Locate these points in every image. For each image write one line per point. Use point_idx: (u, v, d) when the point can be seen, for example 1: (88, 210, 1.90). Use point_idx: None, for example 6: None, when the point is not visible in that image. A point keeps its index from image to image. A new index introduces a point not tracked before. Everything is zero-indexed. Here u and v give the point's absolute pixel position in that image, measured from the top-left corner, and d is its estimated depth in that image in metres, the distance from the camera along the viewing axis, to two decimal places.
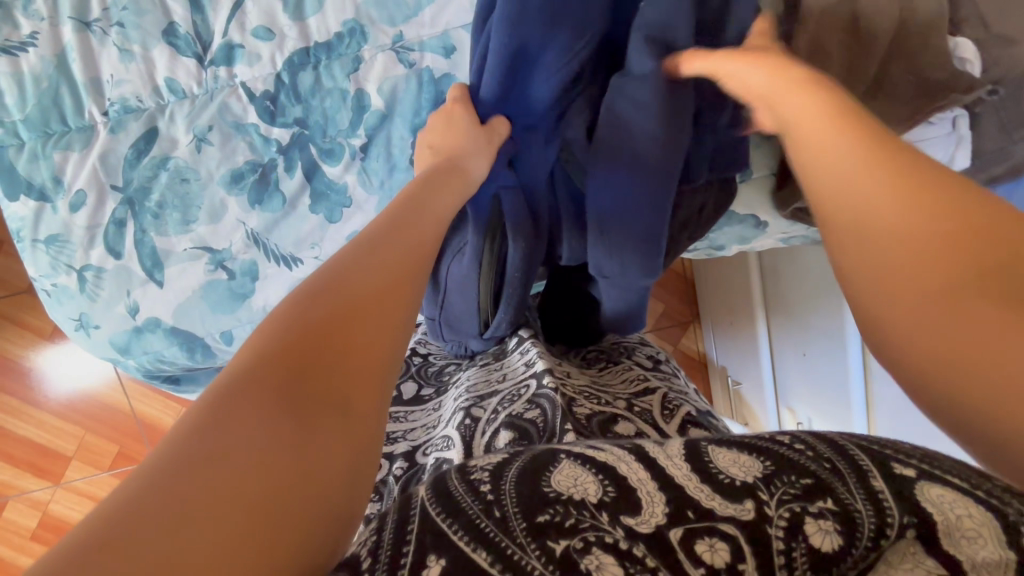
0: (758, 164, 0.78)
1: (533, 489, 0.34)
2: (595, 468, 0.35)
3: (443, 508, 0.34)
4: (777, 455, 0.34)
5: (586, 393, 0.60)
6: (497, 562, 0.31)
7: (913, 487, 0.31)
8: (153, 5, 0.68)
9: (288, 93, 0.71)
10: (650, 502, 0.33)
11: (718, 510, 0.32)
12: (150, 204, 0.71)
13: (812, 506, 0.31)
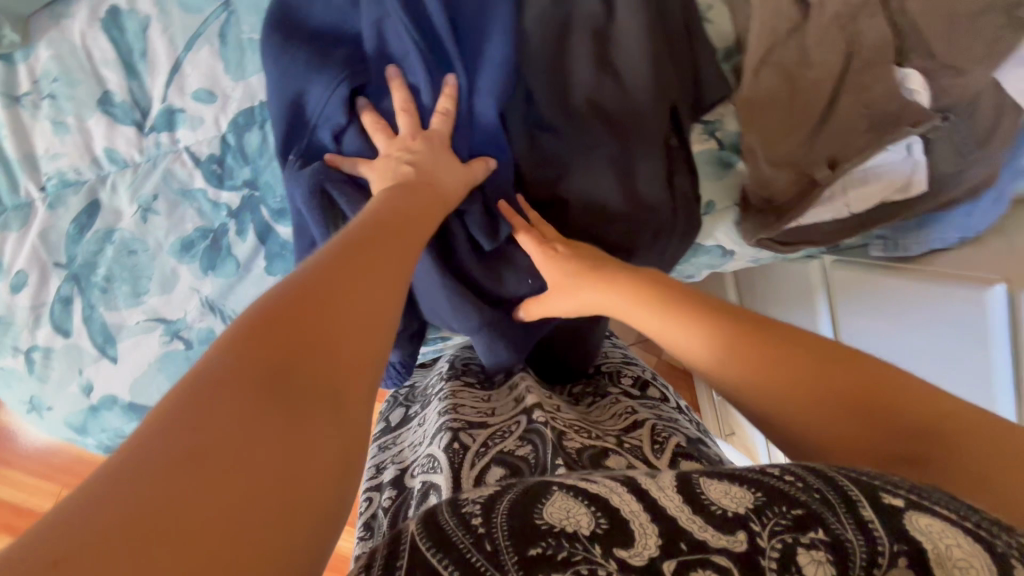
0: (719, 194, 0.77)
1: (524, 521, 0.33)
2: (586, 499, 0.35)
3: (433, 542, 0.33)
4: (769, 487, 0.34)
5: (576, 425, 0.58)
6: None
7: (902, 516, 0.32)
8: (86, 75, 0.66)
9: (234, 155, 0.69)
10: (643, 534, 0.33)
11: (709, 542, 0.32)
12: (96, 278, 0.68)
13: (803, 537, 0.32)
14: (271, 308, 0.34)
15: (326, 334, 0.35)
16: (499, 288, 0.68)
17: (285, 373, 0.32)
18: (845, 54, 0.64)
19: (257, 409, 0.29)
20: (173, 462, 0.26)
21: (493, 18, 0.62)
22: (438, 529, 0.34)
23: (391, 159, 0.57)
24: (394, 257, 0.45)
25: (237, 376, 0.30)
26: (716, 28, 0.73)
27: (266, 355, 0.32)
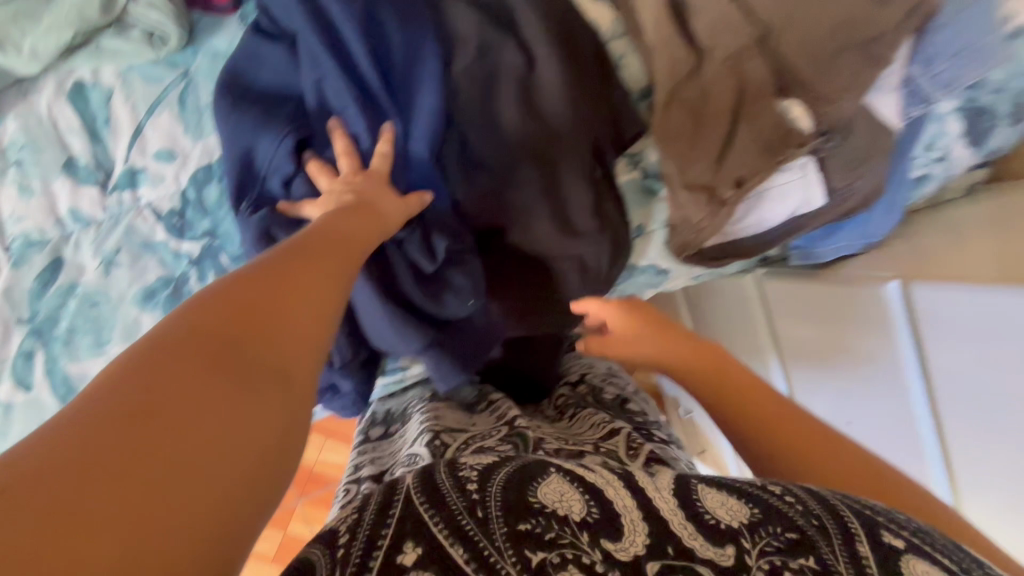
0: (646, 218, 0.86)
1: (518, 497, 0.42)
2: (581, 488, 0.43)
3: (426, 497, 0.41)
4: (765, 505, 0.42)
5: (557, 436, 0.64)
6: (472, 558, 0.39)
7: (900, 561, 0.39)
8: (52, 142, 0.71)
9: (194, 208, 0.74)
10: (632, 531, 0.41)
11: (698, 552, 0.40)
12: (59, 331, 0.71)
13: (793, 560, 0.39)
14: (230, 286, 0.40)
15: (274, 312, 0.40)
16: (441, 311, 0.74)
17: (233, 340, 0.37)
18: (736, 90, 0.73)
19: (202, 367, 0.35)
20: (126, 408, 0.31)
21: (426, 72, 0.68)
22: (431, 486, 0.42)
23: (334, 194, 0.63)
24: (346, 259, 0.51)
25: (190, 340, 0.36)
26: (630, 72, 0.82)
27: (219, 323, 0.37)
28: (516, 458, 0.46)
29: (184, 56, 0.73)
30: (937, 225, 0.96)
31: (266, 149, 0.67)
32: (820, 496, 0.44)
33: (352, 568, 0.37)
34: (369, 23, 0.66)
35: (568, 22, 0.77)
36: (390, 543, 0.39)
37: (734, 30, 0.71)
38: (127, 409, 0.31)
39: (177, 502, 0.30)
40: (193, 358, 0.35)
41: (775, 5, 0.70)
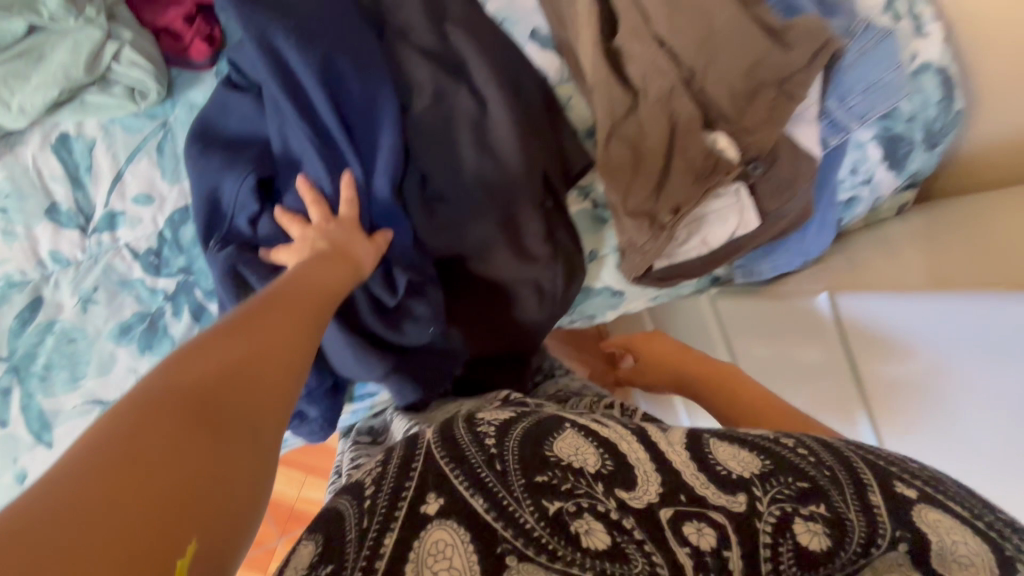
0: (598, 244, 0.92)
1: (534, 452, 0.51)
2: (595, 444, 0.52)
3: (447, 453, 0.51)
4: (777, 458, 0.50)
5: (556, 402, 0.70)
6: (493, 508, 0.47)
7: (912, 509, 0.46)
8: (36, 190, 0.76)
9: (170, 247, 0.78)
10: (646, 481, 0.49)
11: (712, 500, 0.47)
12: (36, 368, 0.74)
13: (807, 508, 0.46)
14: (211, 338, 0.44)
15: (250, 364, 0.44)
16: (402, 339, 0.78)
17: (213, 392, 0.41)
18: (669, 126, 0.80)
19: (185, 419, 0.38)
20: (122, 466, 0.34)
21: (383, 115, 0.75)
22: (453, 446, 0.51)
23: (309, 242, 0.67)
24: (316, 309, 0.56)
25: (177, 401, 0.39)
26: (576, 113, 0.90)
27: (200, 376, 0.41)
28: (530, 417, 0.56)
29: (163, 108, 0.79)
30: (869, 242, 1.04)
31: (232, 192, 0.72)
32: (836, 450, 0.51)
33: (379, 517, 0.46)
34: (327, 70, 0.71)
35: (517, 69, 0.84)
36: (412, 497, 0.47)
37: (664, 74, 0.79)
38: (119, 459, 0.34)
39: (169, 534, 0.34)
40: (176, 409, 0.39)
41: (697, 52, 0.78)
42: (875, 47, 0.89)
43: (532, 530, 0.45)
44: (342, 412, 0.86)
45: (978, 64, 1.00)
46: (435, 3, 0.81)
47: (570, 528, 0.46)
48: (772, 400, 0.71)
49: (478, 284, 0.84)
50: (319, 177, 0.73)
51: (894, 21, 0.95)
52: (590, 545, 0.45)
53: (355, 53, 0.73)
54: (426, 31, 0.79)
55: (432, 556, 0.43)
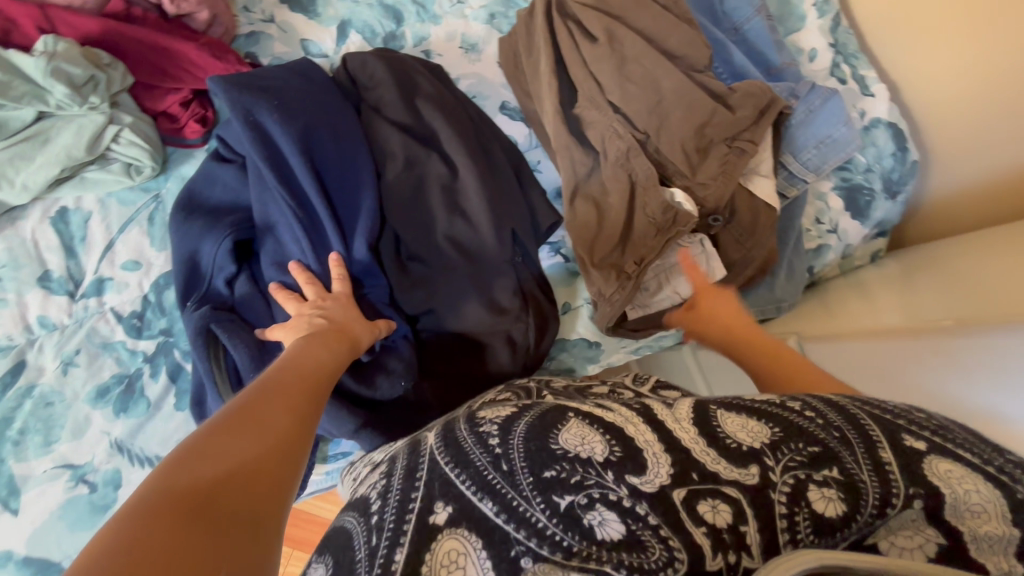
0: (570, 296, 0.94)
1: (542, 445, 0.42)
2: (601, 429, 0.44)
3: (450, 458, 0.44)
4: (783, 424, 0.43)
5: (564, 382, 0.66)
6: (502, 511, 0.40)
7: (923, 461, 0.40)
8: (31, 260, 0.81)
9: (153, 309, 0.81)
10: (656, 464, 0.41)
11: (723, 475, 0.40)
12: (11, 432, 0.75)
13: (817, 475, 0.39)
14: (203, 437, 0.42)
15: (250, 462, 0.42)
16: (375, 395, 0.79)
17: (216, 493, 0.38)
18: (629, 182, 0.84)
19: (190, 525, 0.35)
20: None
21: (362, 182, 0.80)
22: (456, 449, 0.44)
23: (304, 316, 0.69)
24: (311, 395, 0.54)
25: (171, 500, 0.36)
26: (547, 176, 0.97)
27: (199, 481, 0.38)
28: (535, 408, 0.47)
29: (156, 182, 0.86)
30: (847, 288, 1.05)
31: (210, 253, 0.76)
32: (839, 406, 0.44)
33: (388, 533, 0.39)
34: (305, 140, 0.76)
35: (483, 138, 0.91)
36: (422, 507, 0.41)
37: (621, 136, 0.85)
38: None
39: None
40: (179, 521, 0.35)
41: (649, 115, 0.84)
42: (822, 105, 0.93)
43: (546, 529, 0.39)
44: (314, 473, 0.84)
45: (925, 117, 1.05)
46: (407, 81, 0.88)
47: (585, 522, 0.39)
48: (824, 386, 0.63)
49: (448, 338, 0.85)
50: (303, 249, 0.76)
51: (840, 84, 1.04)
52: (605, 539, 0.38)
53: (334, 127, 0.80)
54: (398, 105, 0.86)
55: (445, 568, 0.38)
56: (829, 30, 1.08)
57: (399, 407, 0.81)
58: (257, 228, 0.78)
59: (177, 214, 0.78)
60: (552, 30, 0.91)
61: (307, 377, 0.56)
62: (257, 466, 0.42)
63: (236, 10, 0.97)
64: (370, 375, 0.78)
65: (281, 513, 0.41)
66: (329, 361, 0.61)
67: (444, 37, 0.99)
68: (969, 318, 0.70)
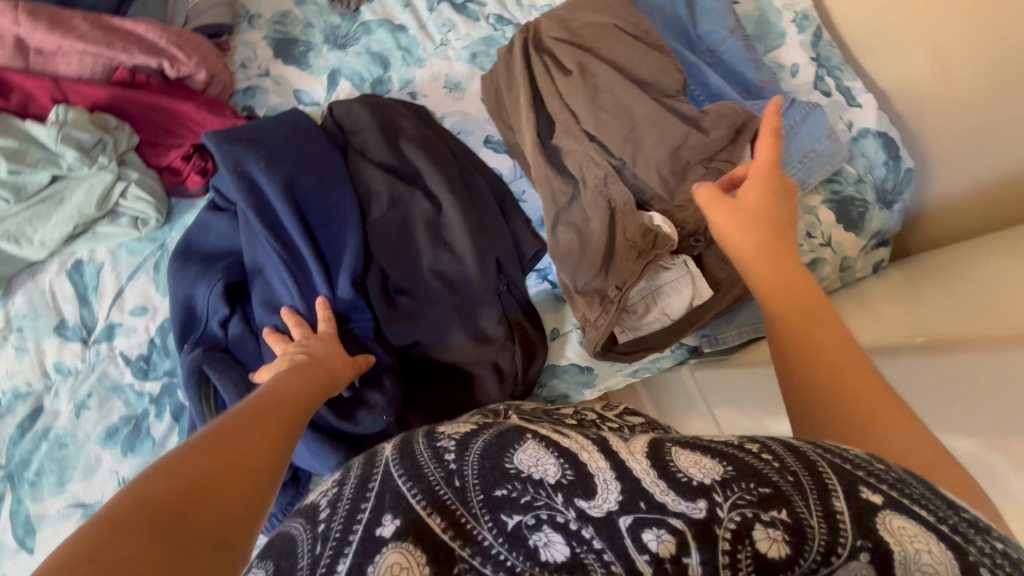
0: (558, 322, 0.95)
1: (496, 463, 0.42)
2: (556, 452, 0.42)
3: (405, 470, 0.41)
4: (737, 463, 0.41)
5: (537, 406, 0.68)
6: (450, 527, 0.39)
7: (876, 514, 0.38)
8: (49, 310, 0.87)
9: (158, 352, 0.86)
10: (606, 489, 0.40)
11: (670, 506, 0.39)
12: (28, 474, 0.80)
13: (765, 515, 0.39)
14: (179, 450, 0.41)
15: (228, 474, 0.40)
16: (357, 429, 0.80)
17: (188, 505, 0.37)
18: (608, 208, 0.85)
19: (156, 539, 0.34)
20: None
21: (347, 222, 0.84)
22: (410, 460, 0.42)
23: (287, 354, 0.72)
24: (290, 421, 0.51)
25: (141, 512, 0.35)
26: (531, 205, 0.97)
27: (170, 492, 0.37)
28: (496, 427, 0.46)
29: (162, 232, 0.92)
30: (847, 301, 1.02)
31: (203, 295, 0.80)
32: (797, 449, 0.43)
33: (332, 543, 0.37)
34: (291, 186, 0.81)
35: (467, 173, 0.95)
36: (370, 517, 0.38)
37: (597, 164, 0.87)
38: None
39: None
40: (146, 540, 0.34)
41: (624, 142, 0.85)
42: (802, 120, 0.94)
43: (490, 548, 0.38)
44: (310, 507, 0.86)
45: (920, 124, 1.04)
46: (390, 123, 0.92)
47: (530, 543, 0.38)
48: (863, 383, 0.50)
49: (438, 367, 0.87)
50: (290, 291, 0.80)
51: (824, 97, 1.04)
52: (549, 561, 0.38)
53: (318, 172, 0.84)
54: (383, 147, 0.90)
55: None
56: (810, 44, 1.08)
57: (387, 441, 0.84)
58: (246, 270, 0.82)
59: (174, 262, 0.84)
60: (528, 65, 0.94)
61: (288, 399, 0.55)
62: (228, 492, 0.39)
63: (235, 66, 1.04)
64: (356, 409, 0.80)
65: (255, 529, 0.40)
66: (310, 389, 0.61)
67: (428, 78, 1.03)
68: (961, 332, 0.68)
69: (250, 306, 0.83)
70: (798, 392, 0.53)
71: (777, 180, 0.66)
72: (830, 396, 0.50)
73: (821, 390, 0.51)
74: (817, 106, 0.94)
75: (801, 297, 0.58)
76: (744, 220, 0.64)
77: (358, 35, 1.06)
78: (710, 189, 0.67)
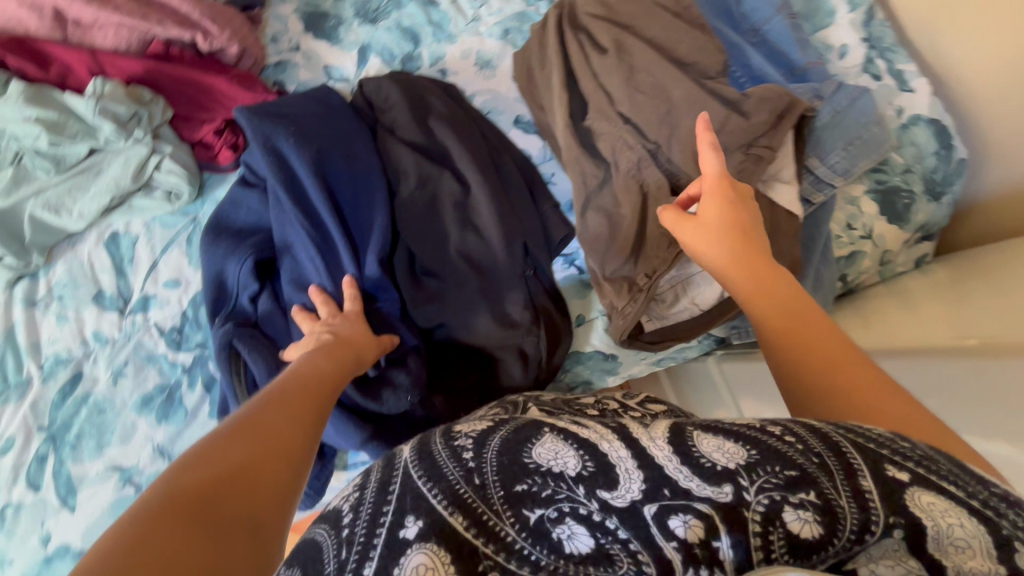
0: (584, 309, 0.93)
1: (513, 459, 0.41)
2: (575, 444, 0.42)
3: (425, 472, 0.41)
4: (762, 445, 0.40)
5: (556, 396, 0.67)
6: (473, 526, 0.38)
7: (904, 492, 0.37)
8: (87, 280, 0.90)
9: (191, 324, 0.88)
10: (628, 478, 0.39)
11: (695, 491, 0.38)
12: (70, 436, 0.83)
13: (794, 497, 0.37)
14: (210, 441, 0.42)
15: (259, 460, 0.41)
16: (381, 408, 0.81)
17: (223, 493, 0.38)
18: (640, 193, 0.82)
19: (196, 525, 0.35)
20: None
21: (375, 199, 0.84)
22: (428, 461, 0.42)
23: (314, 333, 0.73)
24: (318, 405, 0.51)
25: (178, 500, 0.36)
26: (560, 187, 0.95)
27: (205, 481, 0.38)
28: (510, 423, 0.45)
29: (194, 206, 0.93)
30: (886, 297, 0.98)
31: (235, 270, 0.81)
32: (821, 431, 0.41)
33: (357, 548, 0.36)
34: (320, 163, 0.81)
35: (496, 154, 0.93)
36: (393, 520, 0.38)
37: (631, 147, 0.83)
38: None
39: None
40: (186, 526, 0.35)
41: (660, 125, 0.82)
42: (851, 104, 0.88)
43: (513, 544, 0.37)
44: (335, 481, 0.88)
45: (977, 111, 0.97)
46: (418, 101, 0.91)
47: (553, 536, 0.38)
48: (861, 377, 0.48)
49: (462, 350, 0.87)
50: (318, 268, 0.80)
51: (874, 80, 0.99)
52: (574, 552, 0.37)
53: (347, 149, 0.84)
54: (412, 126, 0.89)
55: None
56: (861, 24, 1.02)
57: (410, 420, 0.85)
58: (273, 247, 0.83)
59: (205, 237, 0.85)
60: (563, 42, 0.91)
61: (312, 383, 0.55)
62: (261, 478, 0.40)
63: (265, 41, 1.04)
64: (380, 389, 0.80)
65: (290, 512, 0.41)
66: (334, 369, 0.61)
67: (459, 55, 1.01)
68: (1014, 335, 0.64)
69: (277, 281, 0.84)
70: (794, 390, 0.51)
71: (730, 190, 0.67)
72: (831, 393, 0.48)
73: (811, 380, 0.50)
74: (865, 91, 0.89)
75: (792, 296, 0.57)
76: (713, 234, 0.65)
77: (389, 9, 1.04)
78: (674, 210, 0.68)
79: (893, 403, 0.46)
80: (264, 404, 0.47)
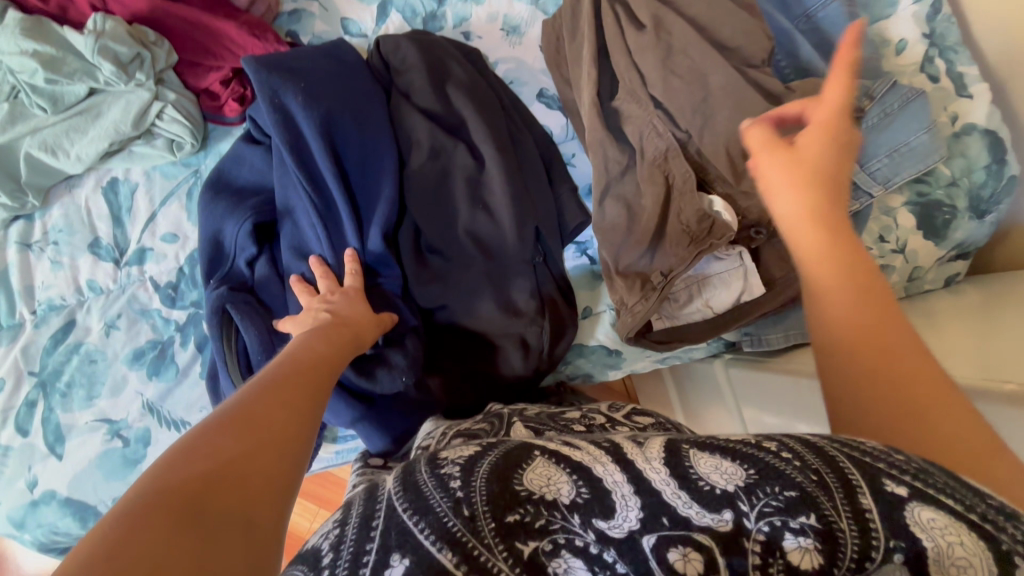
0: (592, 301, 0.90)
1: (503, 486, 0.38)
2: (568, 467, 0.39)
3: (410, 502, 0.37)
4: (762, 463, 0.37)
5: (540, 410, 0.65)
6: (462, 561, 0.34)
7: (903, 509, 0.33)
8: (84, 227, 0.87)
9: (187, 281, 0.86)
10: (624, 507, 0.36)
11: (695, 520, 0.35)
12: (60, 385, 0.82)
13: (793, 522, 0.34)
14: (201, 432, 0.39)
15: (252, 454, 0.39)
16: (375, 387, 0.78)
17: (215, 489, 0.35)
18: (665, 185, 0.77)
19: (186, 525, 0.33)
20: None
21: (384, 167, 0.80)
22: (414, 491, 0.38)
23: (313, 309, 0.70)
24: (315, 392, 0.49)
25: (167, 498, 0.34)
26: (579, 170, 0.92)
27: (195, 476, 0.35)
28: (499, 447, 0.42)
29: (197, 158, 0.89)
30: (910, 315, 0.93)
31: (235, 233, 0.78)
32: (816, 445, 0.37)
33: None
34: (328, 126, 0.76)
35: (515, 129, 0.88)
36: (377, 559, 0.34)
37: (660, 135, 0.78)
38: None
39: None
40: (174, 526, 0.32)
41: (693, 113, 0.76)
42: (901, 108, 0.81)
43: None
44: (324, 451, 0.87)
45: None
46: (437, 64, 0.85)
47: (548, 570, 0.34)
48: (926, 397, 0.40)
49: (462, 334, 0.84)
50: (319, 237, 0.77)
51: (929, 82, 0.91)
52: None
53: (357, 112, 0.79)
54: (428, 92, 0.84)
55: None
56: (924, 18, 0.93)
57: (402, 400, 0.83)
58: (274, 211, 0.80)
59: (205, 195, 0.81)
60: (597, 13, 0.84)
61: (308, 368, 0.52)
62: (254, 473, 0.38)
63: None
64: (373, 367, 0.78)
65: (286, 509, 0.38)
66: (331, 351, 0.58)
67: (485, 18, 0.94)
68: None
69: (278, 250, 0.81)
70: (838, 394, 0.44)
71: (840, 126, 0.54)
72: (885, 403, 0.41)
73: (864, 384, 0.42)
74: (920, 94, 0.81)
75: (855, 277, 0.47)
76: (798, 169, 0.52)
77: None
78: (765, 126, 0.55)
79: (956, 433, 0.38)
80: (257, 392, 0.44)
